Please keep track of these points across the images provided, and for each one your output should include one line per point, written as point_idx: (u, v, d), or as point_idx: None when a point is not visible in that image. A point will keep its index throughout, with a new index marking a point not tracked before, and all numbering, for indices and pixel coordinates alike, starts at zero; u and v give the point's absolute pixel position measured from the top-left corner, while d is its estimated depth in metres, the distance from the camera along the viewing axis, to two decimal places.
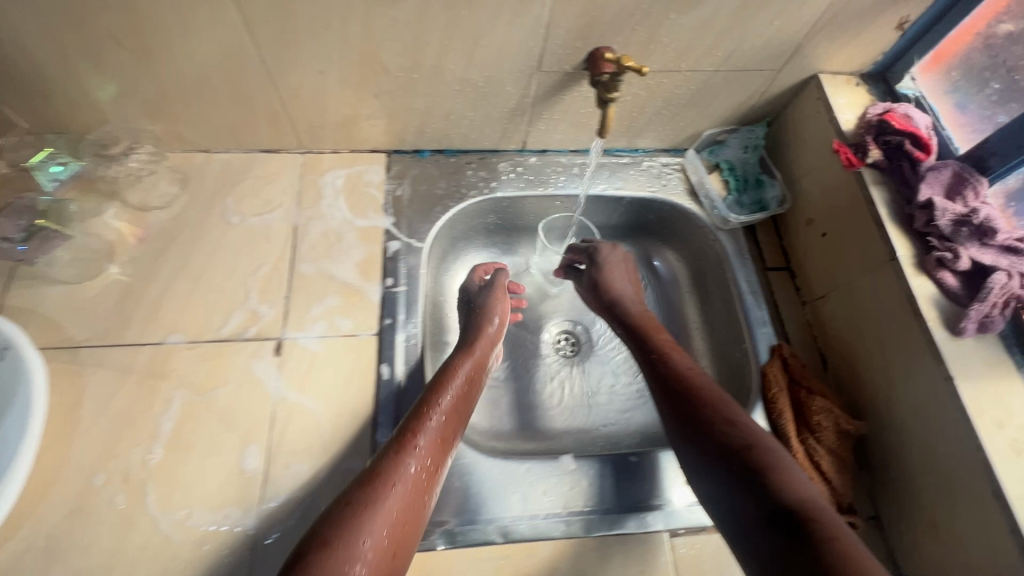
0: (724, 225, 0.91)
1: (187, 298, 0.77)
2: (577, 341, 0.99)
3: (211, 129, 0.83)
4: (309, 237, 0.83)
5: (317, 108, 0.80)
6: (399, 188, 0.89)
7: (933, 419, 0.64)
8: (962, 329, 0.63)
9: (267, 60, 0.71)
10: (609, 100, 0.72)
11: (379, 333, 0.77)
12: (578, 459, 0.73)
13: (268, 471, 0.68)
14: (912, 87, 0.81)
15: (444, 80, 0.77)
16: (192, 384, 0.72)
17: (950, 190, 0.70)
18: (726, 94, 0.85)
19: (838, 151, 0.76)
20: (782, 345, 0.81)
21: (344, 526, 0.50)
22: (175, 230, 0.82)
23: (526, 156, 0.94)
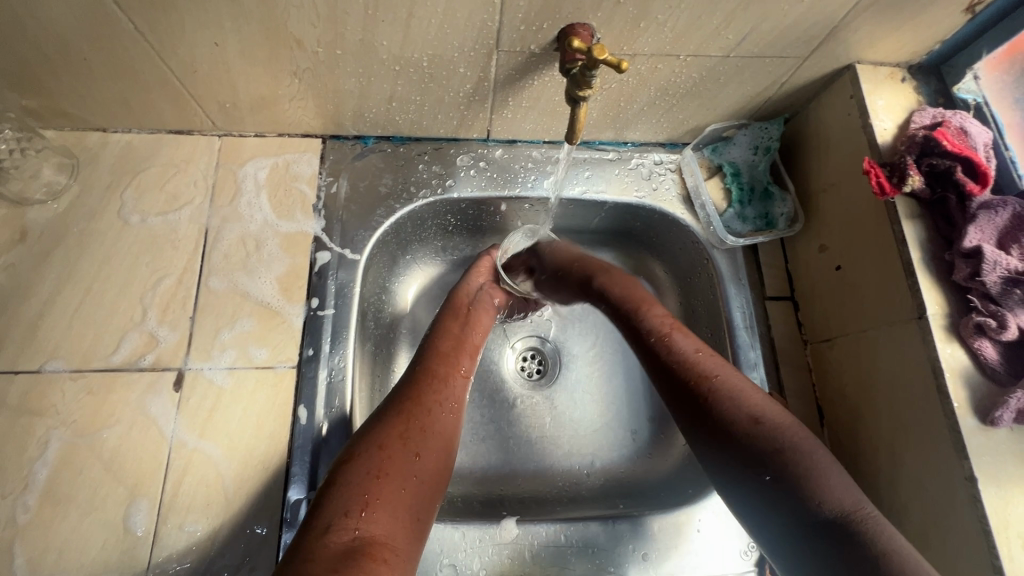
0: (720, 245, 0.76)
1: (72, 317, 0.65)
2: (545, 360, 0.84)
3: (98, 106, 0.67)
4: (222, 243, 0.70)
5: (224, 85, 0.65)
6: (335, 184, 0.74)
7: (945, 522, 0.53)
8: (997, 419, 0.51)
9: (141, 24, 0.55)
10: (581, 98, 0.56)
11: (298, 367, 0.66)
12: (522, 524, 0.65)
13: (159, 532, 0.58)
14: (972, 90, 0.64)
15: (377, 57, 0.61)
16: (73, 423, 0.61)
17: (1005, 236, 0.55)
18: (736, 84, 0.68)
19: (867, 171, 0.59)
20: (773, 396, 0.68)
21: (326, 514, 0.47)
22: (60, 230, 0.68)
23: (490, 148, 0.78)
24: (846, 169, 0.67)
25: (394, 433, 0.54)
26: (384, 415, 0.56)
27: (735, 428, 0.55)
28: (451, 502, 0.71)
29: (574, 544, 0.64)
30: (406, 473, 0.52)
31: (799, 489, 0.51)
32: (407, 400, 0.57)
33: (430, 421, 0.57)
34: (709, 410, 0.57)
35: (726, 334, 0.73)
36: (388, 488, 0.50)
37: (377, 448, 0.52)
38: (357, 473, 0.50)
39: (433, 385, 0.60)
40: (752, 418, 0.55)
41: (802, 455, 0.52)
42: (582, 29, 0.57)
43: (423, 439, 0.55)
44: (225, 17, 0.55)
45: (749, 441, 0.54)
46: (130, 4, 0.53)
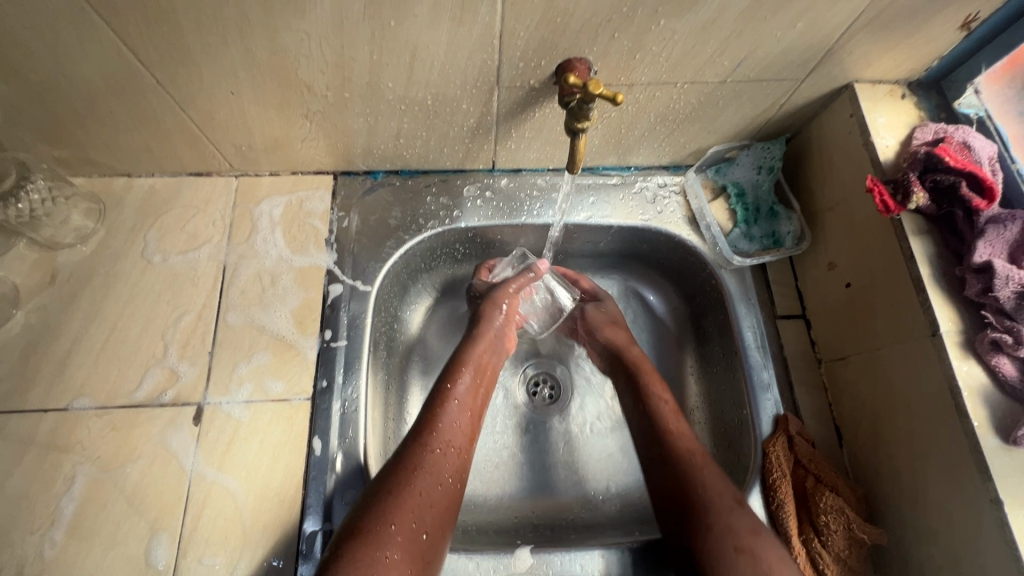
0: (727, 265, 0.76)
1: (98, 355, 0.68)
2: (557, 386, 0.84)
3: (124, 153, 0.71)
4: (239, 279, 0.72)
5: (239, 129, 0.68)
6: (347, 218, 0.77)
7: (972, 547, 0.51)
8: (1019, 438, 0.49)
9: (163, 78, 0.59)
10: (579, 130, 0.57)
11: (312, 399, 0.67)
12: (536, 551, 0.64)
13: (179, 566, 0.59)
14: (974, 104, 0.64)
15: (384, 98, 0.64)
16: (98, 459, 0.63)
17: (1016, 250, 0.54)
18: (735, 107, 0.69)
19: (870, 189, 0.60)
20: (789, 417, 0.67)
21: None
22: (87, 272, 0.71)
23: (496, 178, 0.80)
24: (850, 186, 0.67)
25: (401, 506, 0.54)
26: (395, 488, 0.55)
27: (718, 503, 0.57)
28: (466, 531, 0.70)
29: (590, 574, 0.63)
30: (413, 554, 0.52)
31: (763, 571, 0.52)
32: (419, 471, 0.57)
33: (437, 496, 0.57)
34: (699, 483, 0.59)
35: (739, 355, 0.72)
36: (395, 568, 0.50)
37: (385, 524, 0.52)
38: (364, 552, 0.50)
39: (442, 456, 0.60)
40: (735, 499, 0.58)
41: (769, 542, 0.55)
42: (579, 64, 0.59)
43: (431, 517, 0.55)
44: (240, 68, 0.58)
45: (729, 513, 0.57)
46: (152, 60, 0.56)
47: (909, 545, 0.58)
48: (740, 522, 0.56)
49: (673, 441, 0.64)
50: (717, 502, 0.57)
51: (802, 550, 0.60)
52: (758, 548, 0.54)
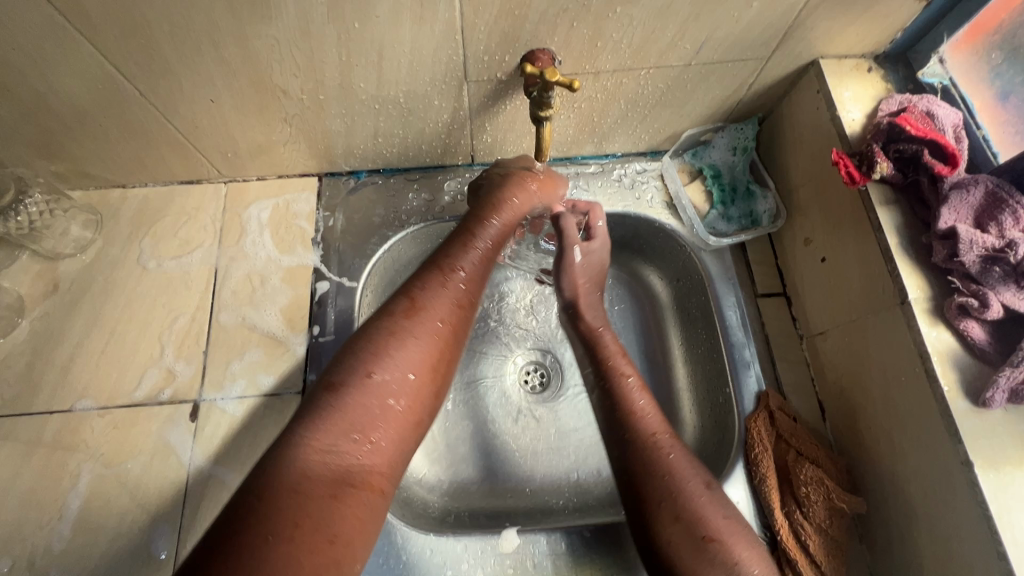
0: (705, 246, 0.76)
1: (99, 358, 0.71)
2: (547, 373, 0.85)
3: (116, 165, 0.74)
4: (230, 281, 0.75)
5: (223, 136, 0.71)
6: (332, 217, 0.79)
7: (945, 510, 0.52)
8: (988, 400, 0.50)
9: (145, 90, 0.62)
10: (543, 118, 0.60)
11: (303, 393, 0.69)
12: (523, 532, 0.66)
13: (180, 554, 0.62)
14: (936, 74, 0.65)
15: (358, 98, 0.66)
16: (101, 456, 0.66)
17: (981, 215, 0.55)
18: (703, 90, 0.70)
19: (836, 162, 0.60)
20: (770, 393, 0.68)
21: (322, 433, 0.45)
22: (87, 280, 0.75)
23: (475, 171, 0.82)
24: (819, 162, 0.68)
25: (415, 353, 0.51)
26: (406, 332, 0.52)
27: (691, 490, 0.54)
28: (458, 517, 0.73)
29: (574, 552, 0.64)
30: (417, 406, 0.50)
31: (698, 515, 0.53)
32: (436, 322, 0.54)
33: (451, 350, 0.55)
34: (666, 468, 0.56)
35: (720, 334, 0.72)
36: (398, 423, 0.48)
37: (398, 370, 0.50)
38: (368, 397, 0.48)
39: (461, 310, 0.57)
40: (704, 484, 0.55)
41: (735, 529, 0.53)
42: (542, 54, 0.60)
43: (443, 373, 0.54)
44: (217, 76, 0.61)
45: (699, 502, 0.54)
46: (134, 73, 0.59)
47: (889, 512, 0.58)
48: (708, 510, 0.53)
49: (642, 420, 0.60)
50: (687, 490, 0.55)
51: (783, 522, 0.60)
52: (726, 535, 0.52)
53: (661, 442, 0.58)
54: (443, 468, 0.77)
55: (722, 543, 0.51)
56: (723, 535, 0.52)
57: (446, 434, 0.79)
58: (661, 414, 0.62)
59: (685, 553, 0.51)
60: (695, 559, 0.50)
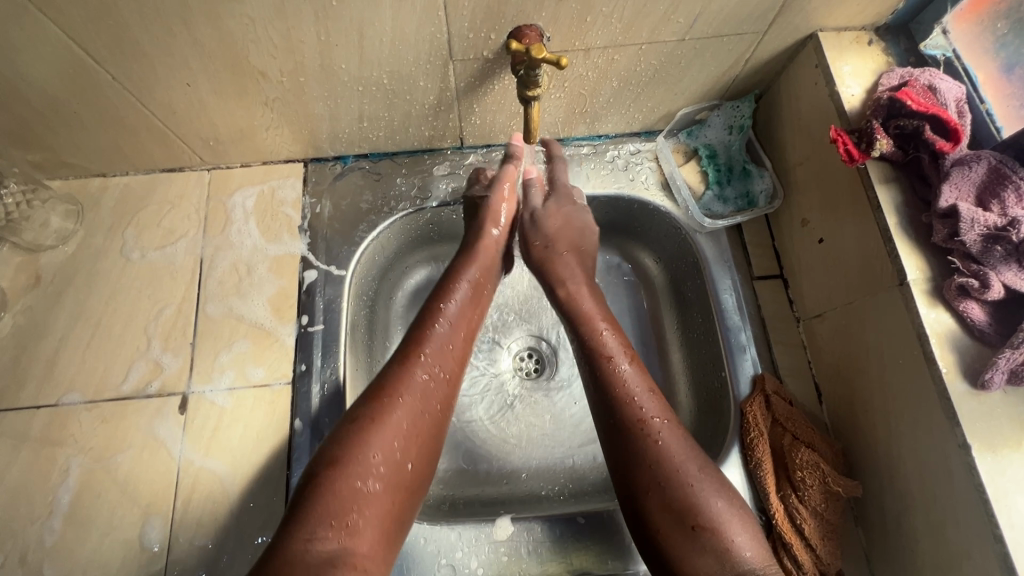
0: (700, 229, 0.75)
1: (85, 351, 0.70)
2: (542, 359, 0.84)
3: (95, 153, 0.72)
4: (216, 271, 0.74)
5: (203, 121, 0.68)
6: (319, 204, 0.77)
7: (941, 492, 0.51)
8: (987, 381, 0.49)
9: (118, 74, 0.59)
10: (531, 98, 0.58)
11: (293, 383, 0.68)
12: (517, 520, 0.65)
13: (171, 547, 0.62)
14: (940, 45, 0.63)
15: (339, 80, 0.64)
16: (90, 450, 0.65)
17: (983, 192, 0.54)
18: (698, 67, 0.67)
19: (834, 140, 0.58)
20: (766, 376, 0.67)
21: (307, 523, 0.47)
22: (70, 272, 0.73)
23: (465, 155, 0.80)
24: (817, 140, 0.66)
25: (383, 432, 0.53)
26: (378, 416, 0.53)
27: (682, 477, 0.54)
28: (453, 504, 0.72)
29: (570, 537, 0.64)
30: (394, 485, 0.52)
31: (693, 500, 0.53)
32: (400, 401, 0.55)
33: (421, 421, 0.56)
34: (659, 459, 0.55)
35: (716, 318, 0.71)
36: (377, 499, 0.50)
37: (363, 450, 0.51)
38: (342, 482, 0.49)
39: (430, 383, 0.58)
40: (699, 467, 0.55)
41: (730, 514, 0.53)
42: (529, 31, 0.57)
43: (420, 446, 0.55)
44: (192, 58, 0.58)
45: (693, 490, 0.53)
46: (105, 57, 0.57)
47: (885, 494, 0.58)
48: (702, 498, 0.53)
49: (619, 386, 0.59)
50: (679, 479, 0.54)
51: (779, 507, 0.60)
52: (720, 522, 0.53)
53: (651, 431, 0.56)
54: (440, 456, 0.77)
55: (715, 528, 0.52)
56: (723, 524, 0.52)
57: None
58: (654, 391, 0.59)
59: (673, 547, 0.52)
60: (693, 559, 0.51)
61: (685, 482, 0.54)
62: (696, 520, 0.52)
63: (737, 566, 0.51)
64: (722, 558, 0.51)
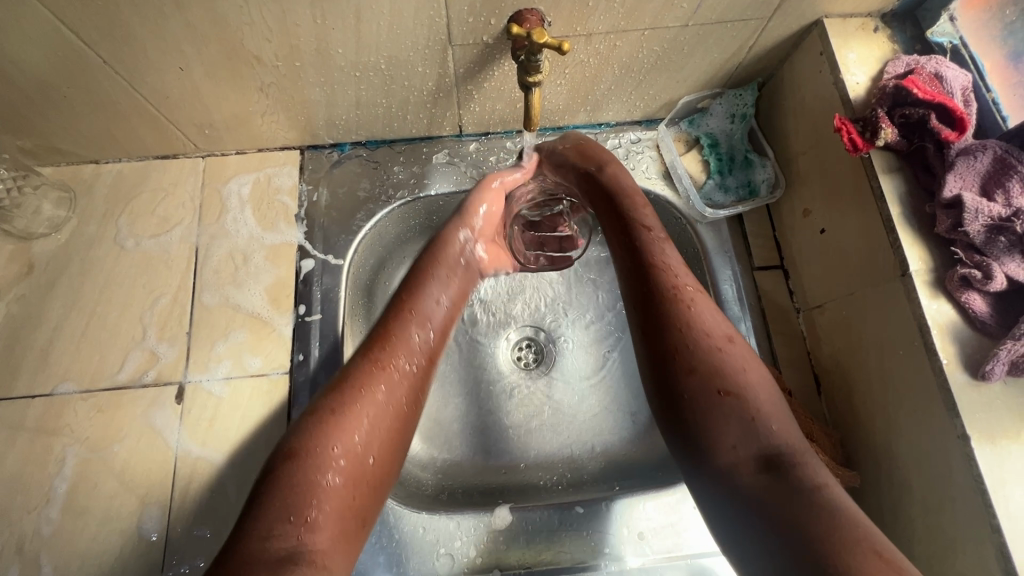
0: (701, 219, 0.74)
1: (79, 341, 0.69)
2: (540, 349, 0.84)
3: (87, 139, 0.71)
4: (212, 260, 0.73)
5: (197, 107, 0.67)
6: (316, 192, 0.76)
7: (941, 484, 0.51)
8: (988, 372, 0.49)
9: (109, 58, 0.58)
10: (531, 84, 0.57)
11: (290, 373, 0.68)
12: (516, 509, 0.65)
13: (170, 536, 0.61)
14: (946, 33, 0.62)
15: (336, 65, 0.63)
16: (87, 440, 0.65)
17: (987, 182, 0.53)
18: (701, 53, 0.66)
19: (839, 129, 0.58)
20: (766, 367, 0.67)
21: (267, 519, 0.46)
22: (62, 260, 0.72)
23: (464, 143, 0.79)
24: (821, 129, 0.65)
25: (348, 429, 0.52)
26: (338, 408, 0.52)
27: (710, 346, 0.53)
28: (451, 494, 0.72)
29: (568, 526, 0.64)
30: (355, 479, 0.51)
31: (720, 369, 0.52)
32: (366, 395, 0.54)
33: (388, 416, 0.55)
34: (683, 324, 0.55)
35: (716, 308, 0.71)
36: (337, 493, 0.49)
37: (327, 447, 0.50)
38: (299, 475, 0.48)
39: (395, 374, 0.57)
40: (725, 341, 0.54)
41: (758, 380, 0.52)
42: (530, 15, 0.56)
43: (382, 442, 0.54)
44: (184, 41, 0.57)
45: (718, 355, 0.53)
46: (95, 40, 0.56)
47: (884, 485, 0.58)
48: (728, 362, 0.52)
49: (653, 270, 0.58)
50: (706, 348, 0.53)
51: None
52: (744, 390, 0.51)
53: (679, 302, 0.56)
54: (439, 447, 0.76)
55: (740, 396, 0.51)
56: (752, 393, 0.51)
57: (441, 411, 0.79)
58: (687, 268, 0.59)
59: (697, 405, 0.51)
60: (711, 422, 0.50)
61: (713, 351, 0.53)
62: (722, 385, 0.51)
63: (764, 439, 0.48)
64: (747, 424, 0.49)
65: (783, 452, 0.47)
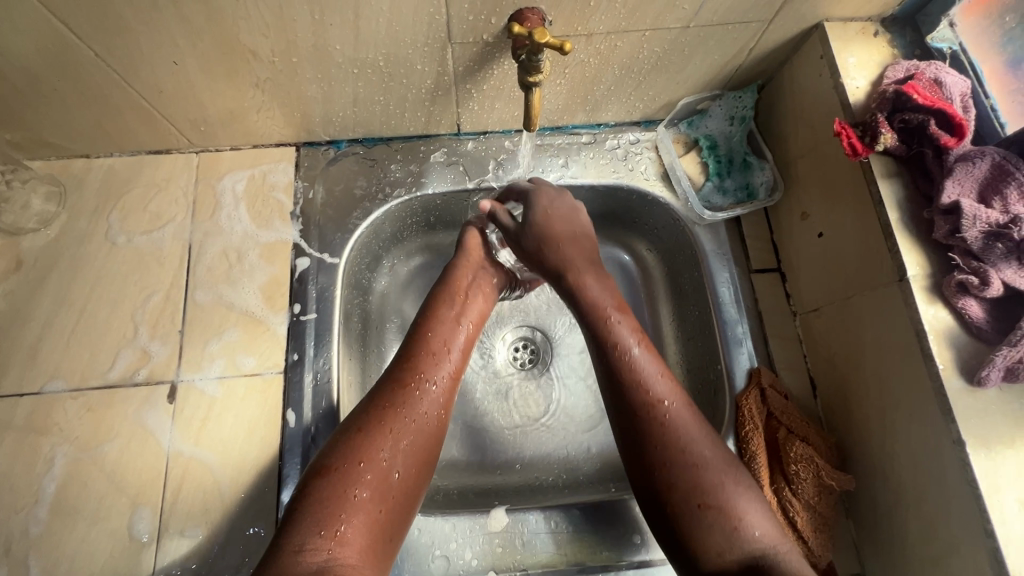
0: (699, 221, 0.74)
1: (69, 338, 0.68)
2: (536, 349, 0.84)
3: (77, 133, 0.70)
4: (206, 257, 0.72)
5: (191, 102, 0.66)
6: (311, 190, 0.76)
7: (935, 488, 0.52)
8: (984, 378, 0.49)
9: (102, 51, 0.57)
10: (532, 84, 0.56)
11: (285, 372, 0.67)
12: (512, 512, 0.65)
13: (161, 537, 0.61)
14: (946, 38, 0.62)
15: (333, 61, 0.62)
16: (76, 439, 0.64)
17: (985, 189, 0.53)
18: (701, 55, 0.66)
19: (839, 134, 0.58)
20: (762, 369, 0.67)
21: (299, 532, 0.48)
22: (52, 256, 0.71)
23: (462, 142, 0.78)
24: (820, 132, 0.65)
25: (375, 447, 0.54)
26: (365, 427, 0.55)
27: (691, 452, 0.54)
28: (446, 494, 0.72)
29: (564, 528, 0.64)
30: (383, 494, 0.52)
31: (700, 477, 0.53)
32: (394, 414, 0.56)
33: (414, 434, 0.56)
34: (661, 438, 0.55)
35: (713, 310, 0.71)
36: (364, 508, 0.51)
37: (356, 464, 0.52)
38: (331, 491, 0.50)
39: (418, 391, 0.59)
40: (705, 443, 0.54)
41: (737, 486, 0.53)
42: (531, 14, 0.56)
43: (408, 460, 0.55)
44: (179, 35, 0.56)
45: (696, 468, 0.53)
46: (87, 32, 0.54)
47: (878, 489, 0.58)
48: (709, 477, 0.53)
49: (630, 371, 0.58)
50: (687, 458, 0.54)
51: (772, 500, 0.60)
52: (725, 498, 0.52)
53: (657, 409, 0.56)
54: None
55: (721, 507, 0.51)
56: (734, 497, 0.52)
57: None
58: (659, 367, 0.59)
59: (681, 518, 0.52)
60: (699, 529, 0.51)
61: (692, 454, 0.54)
62: (706, 495, 0.52)
63: (746, 544, 0.50)
64: (731, 531, 0.51)
65: (764, 557, 0.49)
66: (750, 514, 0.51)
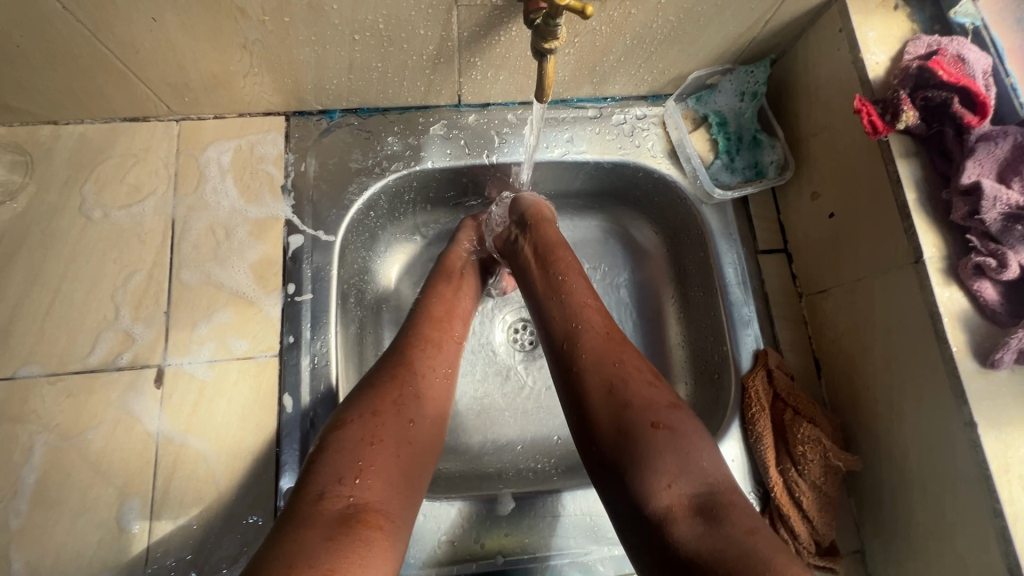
0: (708, 200, 0.72)
1: (44, 320, 0.63)
2: (537, 331, 0.82)
3: (45, 97, 0.64)
4: (191, 234, 0.67)
5: (172, 64, 0.61)
6: (303, 162, 0.71)
7: (944, 469, 0.52)
8: (998, 360, 0.49)
9: (70, 3, 0.51)
10: (547, 51, 0.53)
11: (280, 356, 0.64)
12: (519, 496, 0.64)
13: (154, 528, 0.58)
14: (969, 13, 0.60)
15: (329, 23, 0.57)
16: (56, 427, 0.60)
17: (1004, 169, 0.53)
18: (717, 26, 0.63)
19: (858, 111, 0.56)
20: (768, 351, 0.66)
21: (320, 481, 0.46)
22: (20, 232, 0.66)
23: (463, 115, 0.74)
24: (836, 110, 0.64)
25: (387, 399, 0.52)
26: (377, 381, 0.54)
27: (646, 394, 0.51)
28: (448, 479, 0.70)
29: (571, 511, 0.64)
30: (401, 440, 0.50)
31: (672, 433, 0.48)
32: (401, 369, 0.56)
33: (423, 386, 0.56)
34: (604, 378, 0.52)
35: (719, 292, 0.70)
36: (382, 454, 0.48)
37: (371, 414, 0.51)
38: (346, 439, 0.49)
39: (426, 348, 0.59)
40: (646, 380, 0.52)
41: (685, 424, 0.49)
42: None
43: (419, 410, 0.54)
44: None
45: (636, 405, 0.50)
46: None
47: (884, 467, 0.59)
48: (661, 408, 0.50)
49: (562, 322, 0.58)
50: (622, 396, 0.50)
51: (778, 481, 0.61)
52: (672, 429, 0.49)
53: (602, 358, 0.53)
54: None
55: (665, 438, 0.48)
56: (682, 438, 0.48)
57: None
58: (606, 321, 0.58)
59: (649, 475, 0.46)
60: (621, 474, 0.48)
61: (629, 389, 0.51)
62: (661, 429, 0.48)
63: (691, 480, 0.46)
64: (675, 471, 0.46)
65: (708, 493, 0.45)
66: (703, 447, 0.48)
